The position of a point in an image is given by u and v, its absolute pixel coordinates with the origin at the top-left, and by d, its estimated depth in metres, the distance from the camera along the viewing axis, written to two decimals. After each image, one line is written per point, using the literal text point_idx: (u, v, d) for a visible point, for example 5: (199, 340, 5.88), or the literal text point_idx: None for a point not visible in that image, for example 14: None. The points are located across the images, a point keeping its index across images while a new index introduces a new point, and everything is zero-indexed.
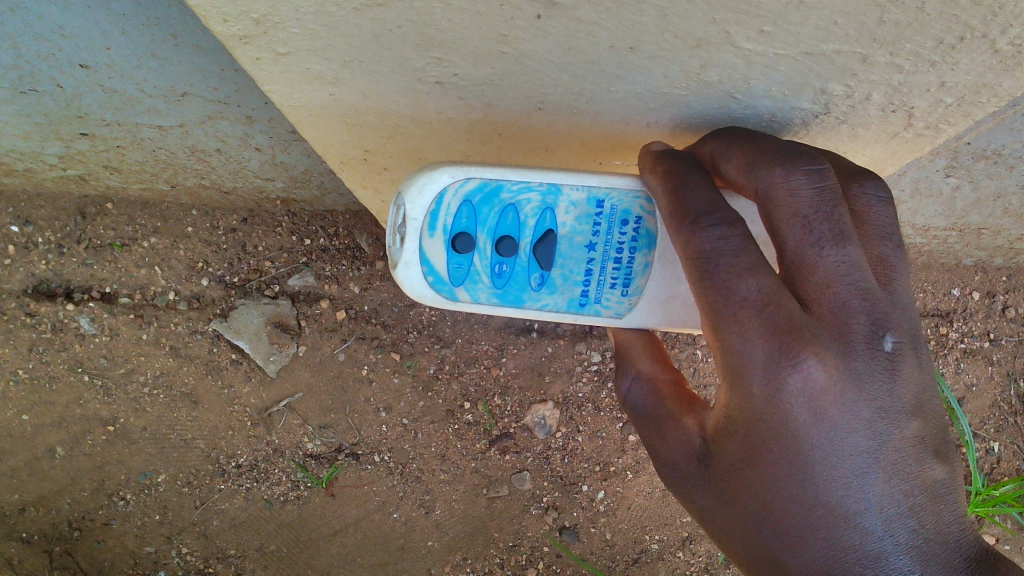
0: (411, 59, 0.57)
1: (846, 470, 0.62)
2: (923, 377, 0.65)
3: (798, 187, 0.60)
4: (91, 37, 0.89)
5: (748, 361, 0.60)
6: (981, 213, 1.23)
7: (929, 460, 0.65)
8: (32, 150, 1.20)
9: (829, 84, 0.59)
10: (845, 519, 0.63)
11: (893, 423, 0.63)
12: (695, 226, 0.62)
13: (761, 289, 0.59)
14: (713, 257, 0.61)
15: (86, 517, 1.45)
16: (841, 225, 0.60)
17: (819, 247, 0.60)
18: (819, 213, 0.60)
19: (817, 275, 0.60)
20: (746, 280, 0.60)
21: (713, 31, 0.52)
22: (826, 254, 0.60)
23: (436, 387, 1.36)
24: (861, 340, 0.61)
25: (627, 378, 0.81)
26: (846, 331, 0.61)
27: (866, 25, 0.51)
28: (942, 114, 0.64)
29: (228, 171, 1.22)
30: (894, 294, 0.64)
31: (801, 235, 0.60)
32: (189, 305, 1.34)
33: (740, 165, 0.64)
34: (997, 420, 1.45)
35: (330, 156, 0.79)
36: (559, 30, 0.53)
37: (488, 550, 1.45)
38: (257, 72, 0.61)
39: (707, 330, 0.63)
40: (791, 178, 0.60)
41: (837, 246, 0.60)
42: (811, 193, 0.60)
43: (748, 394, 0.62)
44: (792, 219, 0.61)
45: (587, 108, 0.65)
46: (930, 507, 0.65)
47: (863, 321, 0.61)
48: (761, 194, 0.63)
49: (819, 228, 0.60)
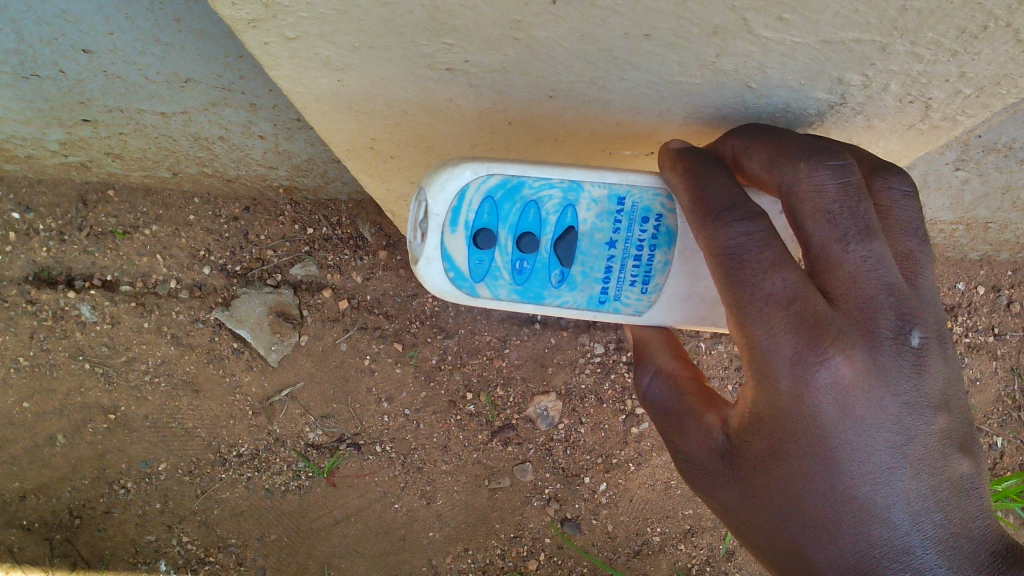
0: (421, 45, 0.57)
1: (873, 466, 0.62)
2: (949, 373, 0.65)
3: (822, 183, 0.59)
4: (93, 22, 0.87)
5: (775, 358, 0.60)
6: (989, 206, 1.22)
7: (955, 454, 0.64)
8: (34, 136, 1.19)
9: (847, 74, 0.58)
10: (872, 515, 0.63)
11: (920, 418, 0.63)
12: (719, 223, 0.61)
13: (788, 285, 0.59)
14: (738, 254, 0.60)
15: (86, 505, 1.44)
16: (866, 220, 0.60)
17: (845, 242, 0.60)
18: (846, 208, 0.59)
19: (843, 270, 0.60)
20: (773, 276, 0.59)
21: (731, 19, 0.51)
22: (852, 250, 0.60)
23: (438, 377, 1.36)
24: (887, 335, 0.61)
25: (646, 373, 0.80)
26: (873, 326, 0.60)
27: (887, 13, 0.50)
28: (959, 105, 0.63)
29: (231, 159, 1.21)
30: (921, 289, 0.63)
31: (827, 230, 0.60)
32: (191, 293, 1.34)
33: (763, 160, 0.64)
34: (1001, 415, 1.45)
35: (336, 144, 0.77)
36: (574, 16, 0.52)
37: (490, 541, 1.44)
38: (265, 57, 0.60)
39: (734, 326, 0.62)
40: (816, 173, 0.60)
41: (863, 241, 0.59)
42: (836, 189, 0.59)
43: (775, 390, 0.61)
44: (817, 215, 0.60)
45: (599, 97, 0.64)
46: (956, 502, 0.64)
47: (889, 316, 0.61)
48: (785, 190, 0.62)
49: (846, 223, 0.59)
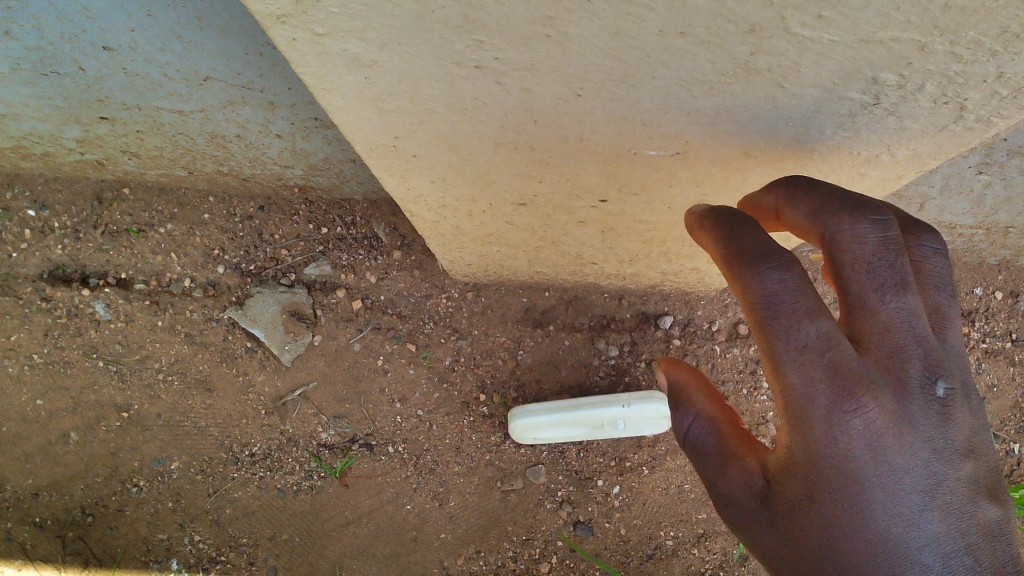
0: (452, 41, 0.56)
1: (903, 509, 0.62)
2: (976, 422, 0.65)
3: (864, 236, 0.60)
4: (115, 19, 0.87)
5: (807, 399, 0.62)
6: (1009, 211, 1.21)
7: (984, 501, 0.64)
8: (51, 134, 1.19)
9: (882, 73, 0.56)
10: (903, 558, 0.62)
11: (949, 464, 0.63)
12: (754, 271, 0.61)
13: (821, 331, 0.60)
14: (773, 303, 0.61)
15: (99, 503, 1.43)
16: (903, 273, 0.61)
17: (882, 293, 0.61)
18: (885, 261, 0.60)
19: (878, 319, 0.61)
20: (808, 323, 0.60)
21: (769, 17, 0.50)
22: (887, 301, 0.61)
23: (452, 378, 1.36)
24: (916, 383, 0.62)
25: (687, 417, 0.81)
26: (901, 373, 0.62)
27: (929, 11, 0.48)
28: (996, 107, 0.59)
29: (248, 158, 1.21)
30: (948, 342, 0.64)
31: (865, 282, 0.61)
32: (205, 292, 1.34)
33: (801, 214, 0.64)
34: (1019, 421, 1.43)
35: (357, 142, 0.75)
36: (607, 13, 0.51)
37: (502, 543, 1.42)
38: (292, 52, 0.58)
39: (768, 369, 0.64)
40: (857, 227, 0.60)
41: (897, 294, 0.61)
42: (876, 243, 0.60)
43: (809, 431, 0.63)
44: (857, 266, 0.61)
45: (628, 96, 0.62)
46: (989, 548, 0.62)
47: (918, 365, 0.62)
48: (825, 241, 0.62)
49: (883, 275, 0.60)
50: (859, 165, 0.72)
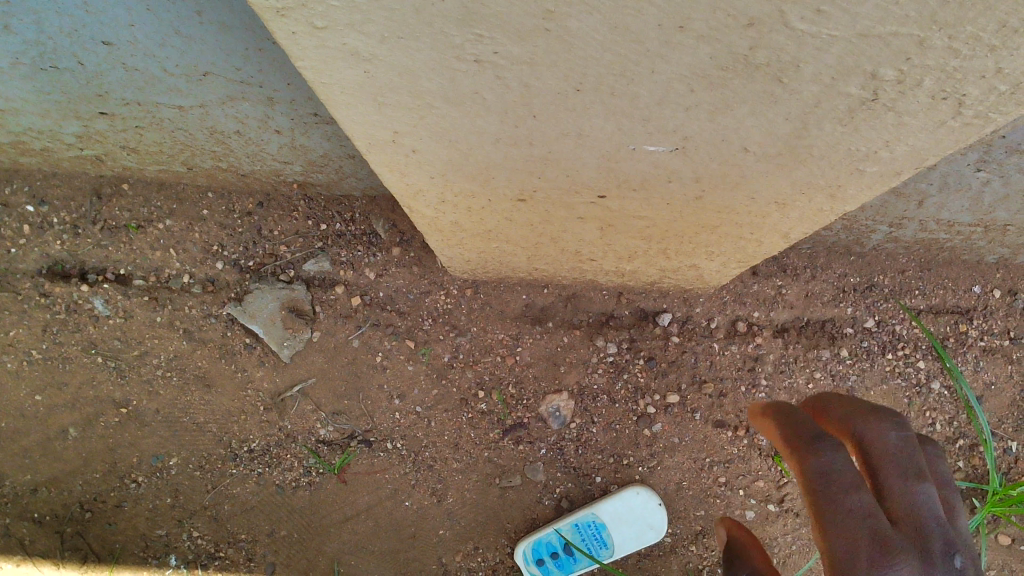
0: (451, 35, 0.56)
1: None
2: None
3: (886, 430, 0.71)
4: (115, 14, 0.87)
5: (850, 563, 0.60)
6: (1008, 209, 1.21)
7: None
8: (50, 129, 1.19)
9: (882, 68, 0.56)
10: None
11: None
12: (809, 448, 0.68)
13: (866, 502, 0.62)
14: (824, 478, 0.65)
15: (97, 499, 1.43)
16: (920, 466, 0.68)
17: (906, 479, 0.66)
18: (908, 453, 0.68)
19: (904, 501, 0.65)
20: (854, 494, 0.63)
21: (768, 11, 0.50)
22: (913, 489, 0.65)
23: (451, 374, 1.37)
24: (941, 553, 0.62)
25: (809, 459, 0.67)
26: (925, 545, 0.62)
27: (928, 5, 0.48)
28: (995, 103, 0.58)
29: (247, 153, 1.21)
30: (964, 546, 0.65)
31: (892, 471, 0.67)
32: (204, 288, 1.34)
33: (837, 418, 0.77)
34: (1017, 420, 1.42)
35: (357, 137, 0.75)
36: (606, 6, 0.51)
37: (500, 540, 1.42)
38: (292, 46, 0.58)
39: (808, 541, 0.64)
40: (881, 424, 0.72)
41: (919, 484, 0.66)
42: (898, 437, 0.70)
43: None
44: (885, 463, 0.68)
45: (628, 91, 0.62)
46: None
47: (939, 540, 0.63)
48: (857, 447, 0.72)
49: (904, 465, 0.67)
50: (859, 162, 0.71)
